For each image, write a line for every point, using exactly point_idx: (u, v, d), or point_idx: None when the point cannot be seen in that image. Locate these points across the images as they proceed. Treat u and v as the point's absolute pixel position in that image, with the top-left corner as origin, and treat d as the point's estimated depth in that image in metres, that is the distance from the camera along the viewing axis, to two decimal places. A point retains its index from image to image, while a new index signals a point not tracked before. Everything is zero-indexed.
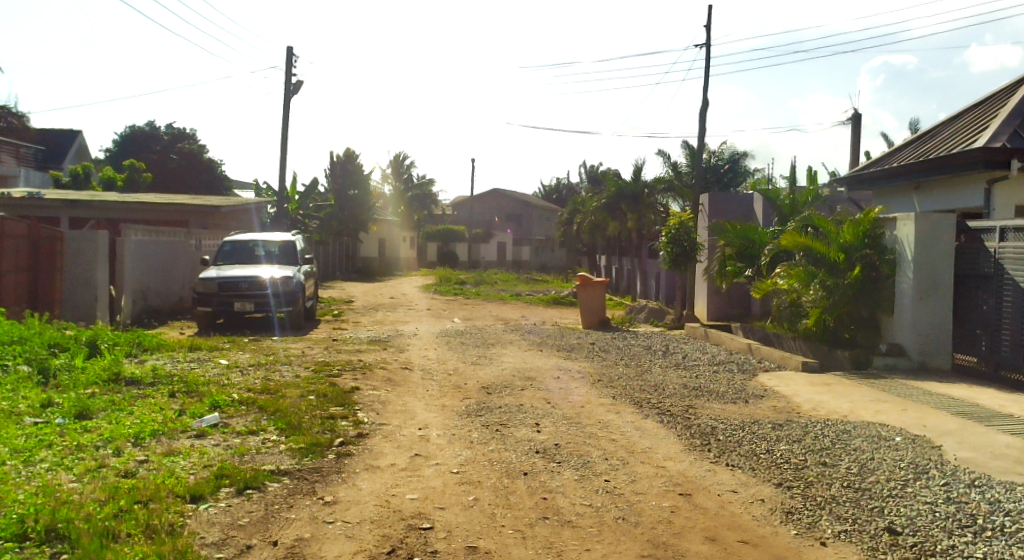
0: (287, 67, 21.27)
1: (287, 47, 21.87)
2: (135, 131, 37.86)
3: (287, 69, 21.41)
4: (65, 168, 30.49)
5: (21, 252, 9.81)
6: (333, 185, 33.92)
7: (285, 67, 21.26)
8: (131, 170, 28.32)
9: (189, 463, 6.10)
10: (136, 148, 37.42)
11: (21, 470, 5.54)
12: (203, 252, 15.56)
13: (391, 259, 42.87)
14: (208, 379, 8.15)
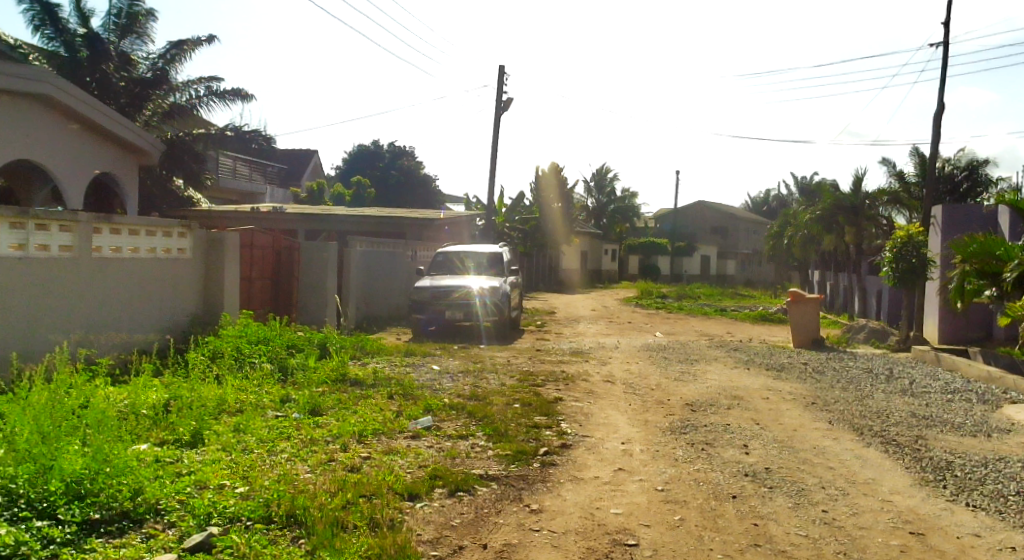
0: (499, 85, 22.14)
1: (499, 66, 22.78)
2: (363, 150, 41.21)
3: (498, 88, 22.25)
4: (303, 185, 33.81)
5: (267, 261, 10.96)
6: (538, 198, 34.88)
7: (497, 85, 22.15)
8: (358, 187, 30.89)
9: (407, 462, 6.47)
10: (363, 164, 40.66)
11: (266, 458, 6.14)
12: (418, 262, 16.52)
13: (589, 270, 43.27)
14: (422, 383, 8.62)
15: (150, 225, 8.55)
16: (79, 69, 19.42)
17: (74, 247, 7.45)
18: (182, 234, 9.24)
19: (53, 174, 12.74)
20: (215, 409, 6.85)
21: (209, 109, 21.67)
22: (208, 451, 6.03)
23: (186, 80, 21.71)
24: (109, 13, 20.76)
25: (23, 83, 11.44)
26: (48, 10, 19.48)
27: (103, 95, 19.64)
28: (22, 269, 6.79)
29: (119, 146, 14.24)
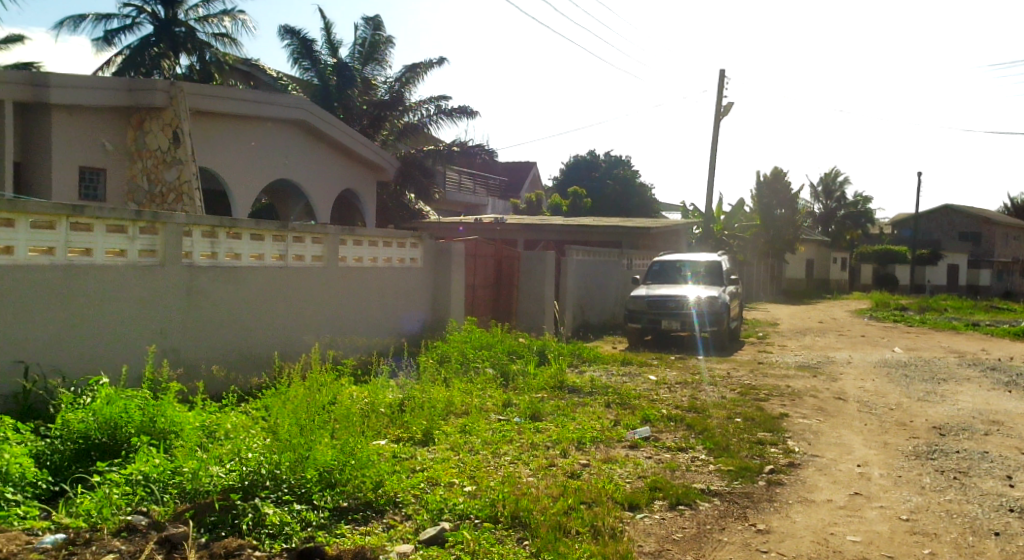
0: (719, 89, 21.55)
1: (719, 71, 22.18)
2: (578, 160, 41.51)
3: (716, 92, 21.68)
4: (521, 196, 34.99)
5: (489, 269, 11.44)
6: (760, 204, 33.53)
7: (717, 90, 21.58)
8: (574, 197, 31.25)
9: (626, 472, 6.41)
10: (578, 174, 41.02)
11: (491, 459, 6.33)
12: (632, 270, 16.49)
13: (814, 280, 40.87)
14: (639, 393, 8.54)
15: (386, 236, 9.22)
16: (329, 95, 21.67)
17: (323, 257, 8.21)
18: (414, 244, 9.89)
19: (305, 190, 14.18)
20: (444, 410, 7.23)
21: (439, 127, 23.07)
22: (439, 450, 6.33)
23: (421, 100, 23.33)
24: (355, 44, 23.21)
25: (283, 111, 12.79)
26: (308, 46, 22.38)
27: (348, 117, 21.86)
28: (282, 277, 7.58)
29: (360, 164, 15.52)
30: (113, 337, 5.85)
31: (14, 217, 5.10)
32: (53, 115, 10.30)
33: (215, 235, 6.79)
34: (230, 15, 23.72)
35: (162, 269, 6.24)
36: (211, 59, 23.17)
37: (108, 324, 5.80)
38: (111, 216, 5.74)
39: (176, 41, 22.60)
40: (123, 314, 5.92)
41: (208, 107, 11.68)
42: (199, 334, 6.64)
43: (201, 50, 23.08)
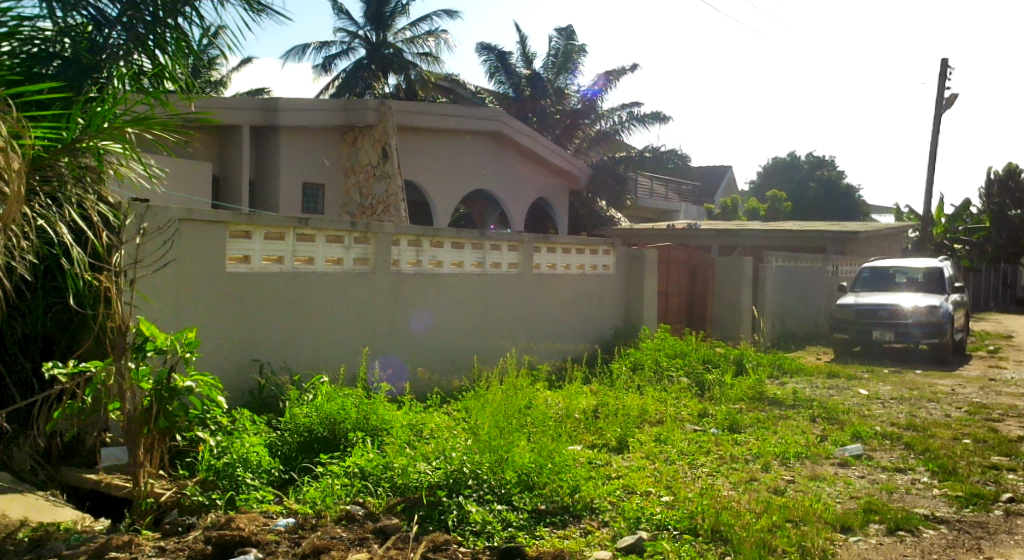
0: (941, 80, 19.79)
1: (940, 60, 20.38)
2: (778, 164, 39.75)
3: (938, 84, 19.91)
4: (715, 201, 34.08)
5: (683, 276, 11.25)
6: (988, 205, 30.31)
7: (938, 81, 19.81)
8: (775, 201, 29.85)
9: (836, 491, 5.93)
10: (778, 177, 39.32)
11: (688, 470, 6.07)
12: (839, 278, 15.50)
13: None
14: (848, 408, 7.98)
15: (579, 243, 9.33)
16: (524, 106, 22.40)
17: (518, 264, 8.43)
18: (606, 251, 9.93)
19: (499, 199, 14.66)
20: (638, 418, 7.13)
21: (630, 132, 23.35)
22: (633, 458, 6.20)
23: (612, 107, 23.53)
24: (548, 55, 23.88)
25: (478, 124, 13.30)
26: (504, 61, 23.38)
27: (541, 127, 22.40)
28: (480, 283, 7.86)
29: (551, 172, 15.79)
30: (332, 339, 6.33)
31: (251, 228, 5.65)
32: (281, 136, 11.38)
33: (420, 243, 7.17)
34: (433, 35, 25.17)
35: (374, 276, 6.67)
36: (415, 79, 24.82)
37: (329, 327, 6.29)
38: (330, 227, 6.23)
39: (384, 63, 24.76)
40: (340, 318, 6.39)
41: (414, 123, 12.36)
42: (406, 338, 7.03)
43: (406, 70, 24.80)
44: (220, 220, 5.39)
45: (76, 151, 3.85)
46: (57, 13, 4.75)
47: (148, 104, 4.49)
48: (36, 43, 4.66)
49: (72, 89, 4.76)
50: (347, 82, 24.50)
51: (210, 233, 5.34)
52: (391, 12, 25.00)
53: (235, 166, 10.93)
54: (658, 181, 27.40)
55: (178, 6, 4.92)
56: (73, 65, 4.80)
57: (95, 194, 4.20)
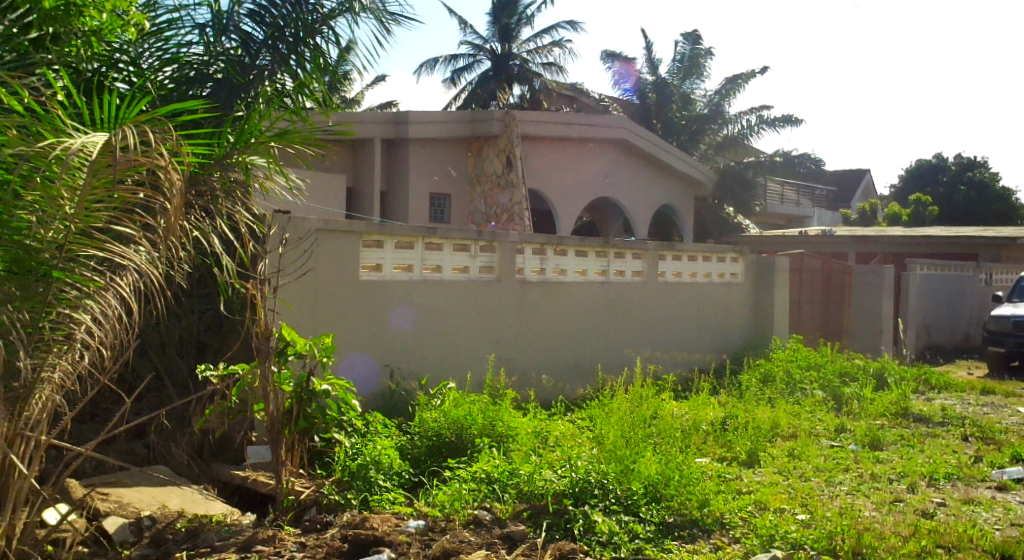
0: None
1: None
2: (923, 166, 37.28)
3: None
4: (852, 207, 32.44)
5: (816, 284, 10.82)
6: None
7: None
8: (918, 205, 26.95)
9: (994, 516, 5.44)
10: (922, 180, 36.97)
11: (825, 488, 5.75)
12: (993, 287, 14.37)
13: None
14: (1006, 427, 7.35)
15: (705, 251, 9.12)
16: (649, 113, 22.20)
17: (643, 272, 8.32)
18: (734, 258, 9.67)
19: (623, 207, 14.54)
20: (769, 432, 6.85)
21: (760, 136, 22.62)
22: (765, 473, 5.93)
23: (740, 112, 22.94)
24: (673, 61, 23.56)
25: (600, 132, 13.26)
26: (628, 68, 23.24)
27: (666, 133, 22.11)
28: (604, 292, 7.81)
29: (676, 178, 15.52)
30: (383, 338, 5.89)
31: (382, 237, 5.85)
32: (411, 148, 11.73)
33: (544, 252, 7.20)
34: (557, 45, 25.38)
35: (499, 284, 6.76)
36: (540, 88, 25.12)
37: (380, 326, 5.84)
38: (457, 235, 6.36)
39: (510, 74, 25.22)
40: (391, 315, 5.93)
41: (538, 131, 12.46)
42: (530, 346, 7.06)
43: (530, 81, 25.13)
44: (354, 230, 5.61)
45: (227, 166, 4.04)
46: (209, 39, 5.12)
47: (291, 120, 4.69)
48: (192, 67, 5.03)
49: (224, 108, 5.12)
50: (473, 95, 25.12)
51: (345, 243, 5.57)
52: (517, 23, 25.40)
53: (367, 178, 11.37)
54: (789, 186, 26.44)
55: (315, 26, 5.36)
56: (224, 85, 5.15)
57: (244, 207, 4.45)
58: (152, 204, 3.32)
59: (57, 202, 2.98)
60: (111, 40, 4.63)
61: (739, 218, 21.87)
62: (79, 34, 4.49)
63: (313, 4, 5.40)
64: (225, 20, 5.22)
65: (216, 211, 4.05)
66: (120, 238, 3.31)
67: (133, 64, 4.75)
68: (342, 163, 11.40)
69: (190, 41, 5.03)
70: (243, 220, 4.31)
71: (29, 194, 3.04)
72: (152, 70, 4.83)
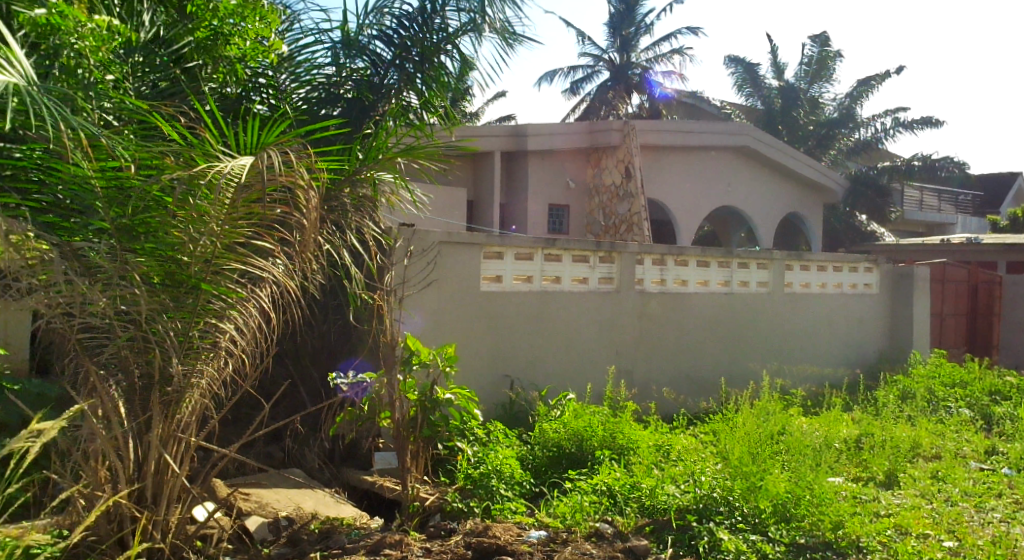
0: None
1: None
2: None
3: None
4: (1001, 212, 30.19)
5: (962, 296, 10.13)
6: None
7: None
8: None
9: None
10: None
11: (975, 514, 5.32)
12: None
13: None
14: None
15: (836, 261, 8.72)
16: (774, 118, 21.52)
17: (769, 282, 8.04)
18: (869, 268, 9.19)
19: (746, 216, 14.13)
20: (910, 452, 6.43)
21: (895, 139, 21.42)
22: (907, 495, 5.55)
23: (873, 114, 21.84)
24: (800, 64, 22.75)
25: (720, 140, 12.98)
26: (752, 73, 22.63)
27: (792, 139, 21.34)
28: (728, 303, 7.60)
29: (803, 186, 14.93)
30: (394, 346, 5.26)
31: (503, 249, 5.93)
32: (529, 160, 11.87)
33: (665, 262, 7.08)
34: (677, 53, 25.05)
35: (619, 294, 6.70)
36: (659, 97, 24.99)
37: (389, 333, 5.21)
38: (576, 246, 6.36)
39: (628, 84, 25.21)
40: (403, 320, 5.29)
41: (657, 141, 12.30)
42: (650, 358, 6.95)
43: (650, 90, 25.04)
44: (476, 242, 5.72)
45: (357, 181, 4.18)
46: (339, 59, 5.33)
47: (415, 136, 4.86)
48: (323, 89, 5.28)
49: (353, 126, 5.29)
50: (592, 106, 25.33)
51: (467, 255, 5.68)
52: (637, 32, 25.18)
53: (487, 191, 11.57)
54: (928, 191, 24.92)
55: (439, 45, 5.54)
56: (354, 104, 5.33)
57: (372, 221, 4.64)
58: (288, 220, 3.50)
59: (206, 219, 3.20)
60: (252, 65, 4.98)
61: (872, 225, 20.78)
62: (226, 61, 4.91)
63: (439, 24, 5.57)
64: (354, 41, 5.38)
65: (345, 225, 4.24)
66: (260, 253, 3.49)
67: (271, 86, 5.08)
68: (463, 177, 11.65)
69: (322, 63, 5.28)
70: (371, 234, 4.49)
71: (180, 212, 3.21)
72: (288, 91, 5.15)
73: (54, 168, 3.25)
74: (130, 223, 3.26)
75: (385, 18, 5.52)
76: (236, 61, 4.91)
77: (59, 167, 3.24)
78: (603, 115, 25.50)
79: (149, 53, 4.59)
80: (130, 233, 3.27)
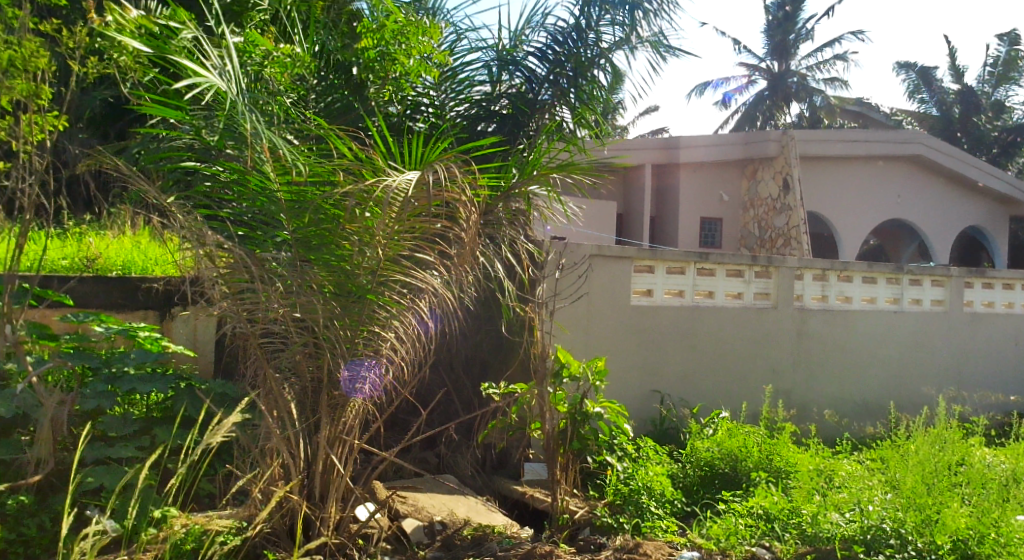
0: None
1: None
2: None
3: None
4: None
5: None
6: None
7: None
8: None
9: None
10: None
11: None
12: None
13: None
14: None
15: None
16: (950, 127, 20.45)
17: (945, 301, 7.45)
18: None
19: (918, 230, 13.17)
20: None
21: None
22: None
23: None
24: (985, 65, 21.02)
25: (889, 149, 12.19)
26: (929, 78, 21.31)
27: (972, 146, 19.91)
28: (897, 322, 7.11)
29: (985, 196, 13.76)
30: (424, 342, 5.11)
31: (654, 263, 5.86)
32: (681, 173, 11.65)
33: (826, 278, 6.74)
34: (843, 59, 23.94)
35: (776, 311, 6.43)
36: (822, 105, 24.03)
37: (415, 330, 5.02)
38: (731, 261, 6.18)
39: (788, 93, 24.50)
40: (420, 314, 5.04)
41: (818, 151, 11.71)
42: (810, 378, 6.61)
43: (812, 98, 24.16)
44: (627, 256, 5.69)
45: (512, 196, 4.28)
46: (495, 77, 5.51)
47: (568, 150, 4.94)
48: (478, 105, 5.46)
49: (508, 141, 5.48)
50: (750, 116, 24.92)
51: (618, 269, 5.65)
52: (797, 39, 24.30)
53: (637, 205, 11.46)
54: None
55: (593, 60, 5.60)
56: (508, 120, 5.52)
57: (525, 234, 4.74)
58: (448, 234, 3.64)
59: (373, 232, 3.42)
60: (416, 83, 5.18)
61: None
62: (392, 83, 5.12)
63: (593, 39, 5.62)
64: (510, 58, 5.52)
65: (500, 237, 4.35)
66: (420, 264, 3.64)
67: (433, 105, 5.29)
68: (614, 191, 11.59)
69: (479, 81, 5.47)
70: (523, 246, 4.60)
71: (350, 225, 3.43)
72: (446, 108, 5.34)
73: (244, 183, 3.58)
74: (306, 236, 3.53)
75: (542, 34, 5.64)
76: (403, 80, 5.11)
77: (247, 183, 3.57)
78: (760, 125, 24.75)
79: (327, 79, 5.01)
80: (306, 244, 3.53)
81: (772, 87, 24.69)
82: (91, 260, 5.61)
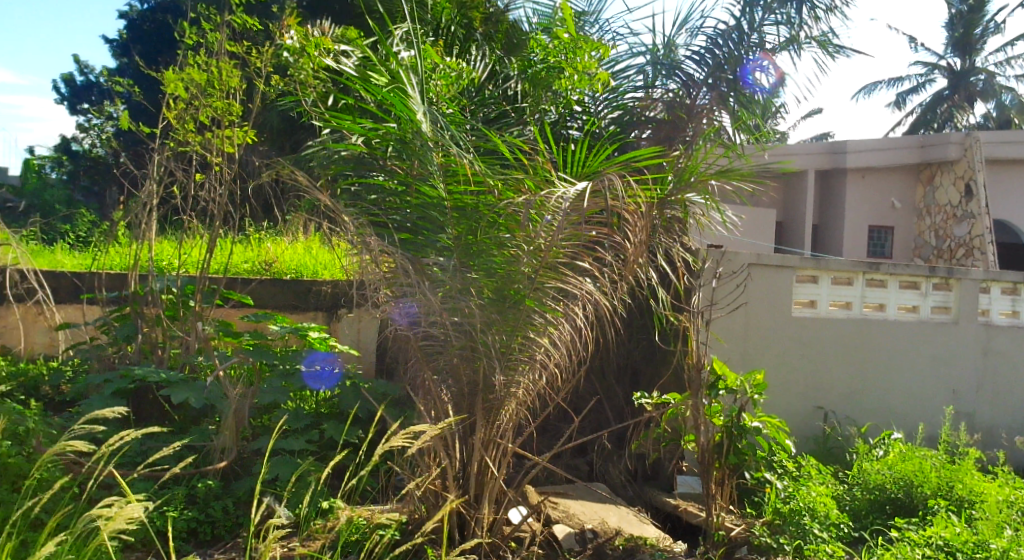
0: None
1: None
2: None
3: None
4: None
5: None
6: None
7: None
8: None
9: None
10: None
11: None
12: None
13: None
14: None
15: None
16: None
17: None
18: None
19: None
20: None
21: None
22: None
23: None
24: None
25: None
26: None
27: None
28: None
29: None
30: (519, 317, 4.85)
31: (819, 272, 5.58)
32: (848, 179, 11.03)
33: (1018, 292, 6.15)
34: None
35: (958, 326, 5.94)
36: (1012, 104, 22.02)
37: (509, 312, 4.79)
38: (905, 271, 5.78)
39: (972, 92, 22.65)
40: None
41: (1008, 154, 10.69)
42: (998, 398, 6.05)
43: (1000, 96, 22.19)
44: (790, 265, 5.44)
45: (669, 203, 4.15)
46: (650, 81, 5.42)
47: (729, 157, 4.79)
48: (627, 112, 5.37)
49: (663, 146, 5.37)
50: (927, 118, 23.25)
51: (780, 279, 5.43)
52: (983, 32, 22.42)
53: (800, 213, 10.97)
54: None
55: (756, 61, 5.51)
56: (664, 126, 5.41)
57: (680, 243, 4.68)
58: (608, 241, 3.65)
59: (534, 237, 3.45)
60: (578, 93, 5.23)
61: None
62: (552, 93, 5.21)
63: (757, 40, 5.53)
64: (666, 62, 5.46)
65: (657, 245, 4.27)
66: (577, 271, 3.66)
67: (587, 113, 5.31)
68: (775, 198, 11.13)
69: (633, 87, 5.42)
70: (679, 255, 4.52)
71: (512, 232, 3.53)
72: (602, 116, 5.33)
73: (407, 192, 3.76)
74: (470, 241, 3.63)
75: (701, 37, 5.53)
76: (566, 92, 5.20)
77: (409, 192, 3.75)
78: (939, 127, 23.01)
79: (488, 90, 5.14)
80: (468, 250, 3.64)
81: (953, 87, 22.91)
82: (269, 264, 6.06)
